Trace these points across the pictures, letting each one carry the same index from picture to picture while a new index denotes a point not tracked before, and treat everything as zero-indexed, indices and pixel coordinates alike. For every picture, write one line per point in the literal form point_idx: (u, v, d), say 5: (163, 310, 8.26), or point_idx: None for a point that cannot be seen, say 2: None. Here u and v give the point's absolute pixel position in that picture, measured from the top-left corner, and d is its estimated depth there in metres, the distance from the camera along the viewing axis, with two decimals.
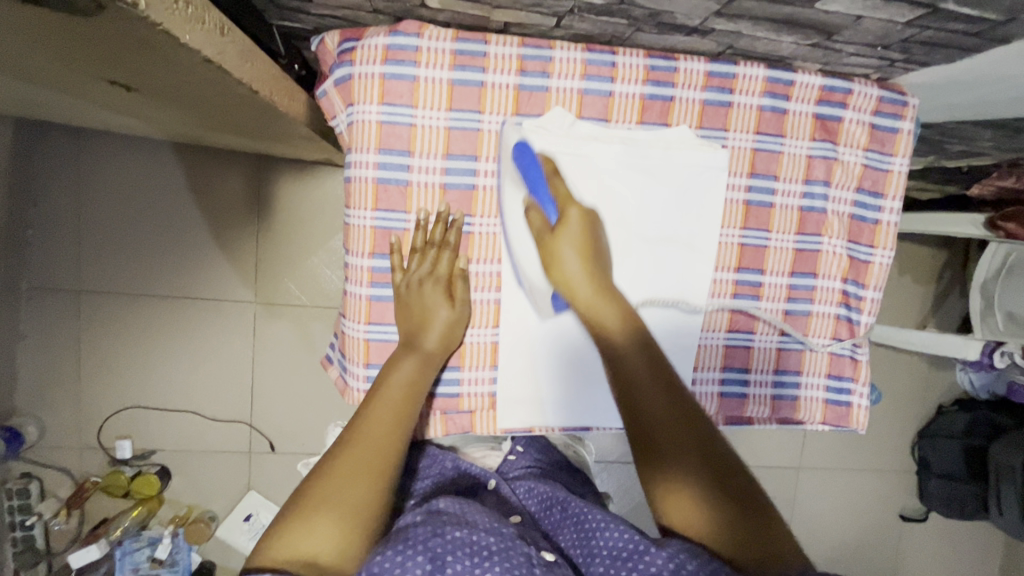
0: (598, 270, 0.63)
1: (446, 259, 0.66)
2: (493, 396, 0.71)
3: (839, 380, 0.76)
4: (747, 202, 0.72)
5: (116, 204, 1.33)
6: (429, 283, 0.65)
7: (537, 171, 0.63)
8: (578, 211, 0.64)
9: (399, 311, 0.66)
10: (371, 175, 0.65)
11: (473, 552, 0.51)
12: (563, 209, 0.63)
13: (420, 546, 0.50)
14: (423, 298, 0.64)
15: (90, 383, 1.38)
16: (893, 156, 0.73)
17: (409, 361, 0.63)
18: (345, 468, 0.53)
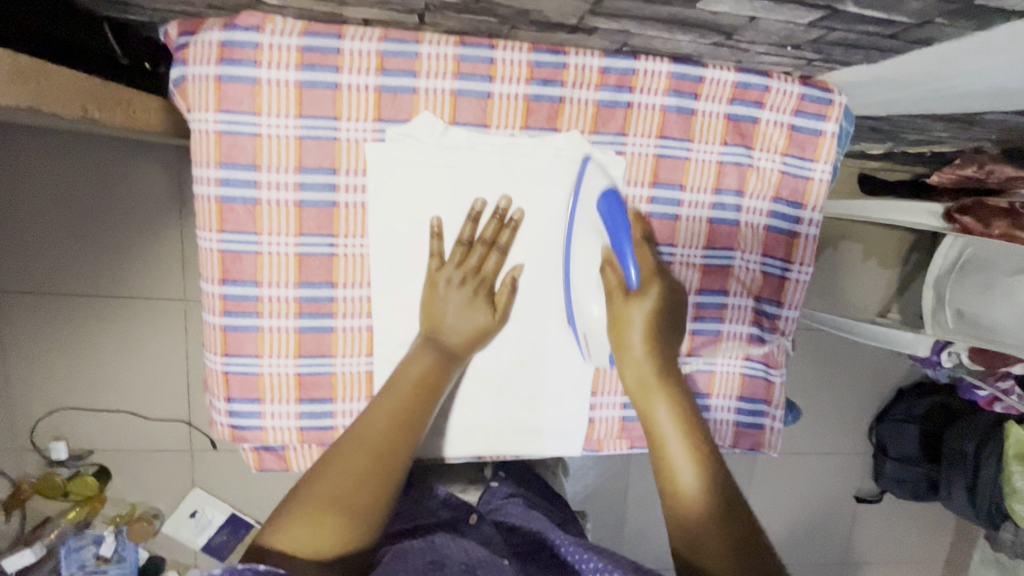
0: (663, 350, 0.60)
1: (494, 261, 0.61)
2: (302, 430, 0.64)
3: (751, 402, 0.71)
4: (648, 215, 0.65)
5: (25, 198, 1.24)
6: (458, 278, 0.61)
7: (621, 221, 0.58)
8: (658, 291, 0.59)
9: (422, 304, 0.61)
10: (213, 193, 0.57)
11: None
12: (646, 284, 0.58)
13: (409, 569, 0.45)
14: (456, 298, 0.60)
15: (18, 385, 1.32)
16: (815, 162, 0.65)
17: (426, 357, 0.58)
18: (347, 464, 0.49)
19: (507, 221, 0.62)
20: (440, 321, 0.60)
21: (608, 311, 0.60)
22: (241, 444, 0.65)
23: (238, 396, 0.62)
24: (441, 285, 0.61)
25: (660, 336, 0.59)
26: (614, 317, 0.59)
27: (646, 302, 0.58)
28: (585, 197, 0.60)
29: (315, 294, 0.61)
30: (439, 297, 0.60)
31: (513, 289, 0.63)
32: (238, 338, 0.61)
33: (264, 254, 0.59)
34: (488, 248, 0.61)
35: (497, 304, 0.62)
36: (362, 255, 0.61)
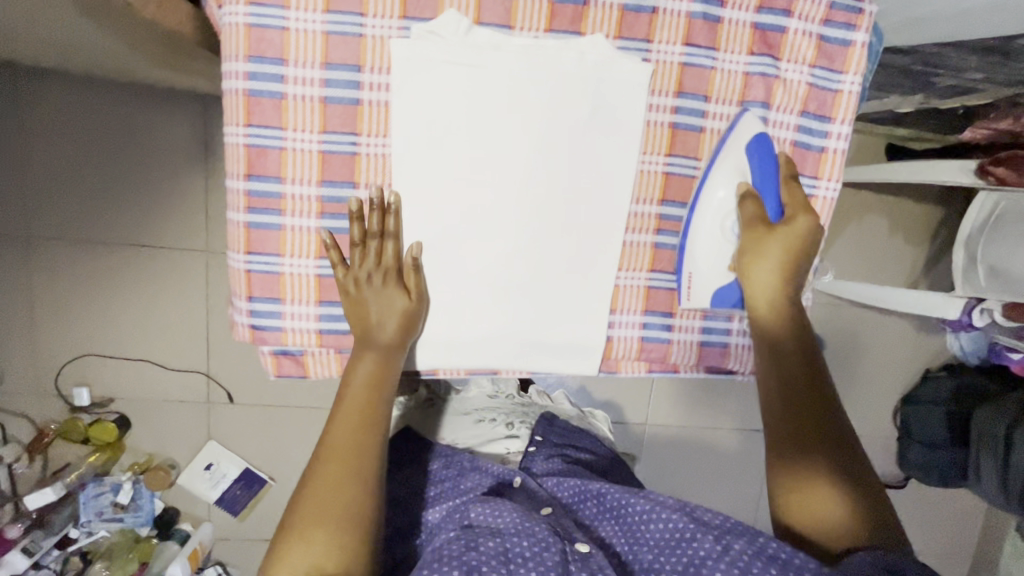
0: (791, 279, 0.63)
1: (391, 249, 0.62)
2: (320, 332, 0.64)
3: None
4: (673, 125, 0.64)
5: (58, 147, 1.28)
6: (378, 276, 0.61)
7: (770, 164, 0.63)
8: (806, 220, 0.62)
9: (350, 309, 0.62)
10: (241, 86, 0.58)
11: (504, 560, 0.58)
12: (794, 216, 0.62)
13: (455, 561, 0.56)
14: (377, 292, 0.61)
15: (45, 330, 1.36)
16: (844, 73, 0.63)
17: (367, 359, 0.62)
18: (326, 489, 0.56)
19: (387, 205, 0.61)
20: (366, 321, 0.61)
21: (747, 238, 0.62)
22: (260, 346, 0.65)
23: (259, 296, 0.63)
24: (354, 289, 0.61)
25: (793, 272, 0.63)
26: (754, 244, 0.62)
27: (791, 231, 0.62)
28: (733, 143, 0.63)
29: (337, 194, 0.61)
30: (357, 301, 0.61)
31: (421, 271, 0.63)
32: (262, 236, 0.61)
33: (288, 149, 0.60)
34: (381, 239, 0.61)
35: (411, 287, 0.63)
36: (384, 155, 0.61)
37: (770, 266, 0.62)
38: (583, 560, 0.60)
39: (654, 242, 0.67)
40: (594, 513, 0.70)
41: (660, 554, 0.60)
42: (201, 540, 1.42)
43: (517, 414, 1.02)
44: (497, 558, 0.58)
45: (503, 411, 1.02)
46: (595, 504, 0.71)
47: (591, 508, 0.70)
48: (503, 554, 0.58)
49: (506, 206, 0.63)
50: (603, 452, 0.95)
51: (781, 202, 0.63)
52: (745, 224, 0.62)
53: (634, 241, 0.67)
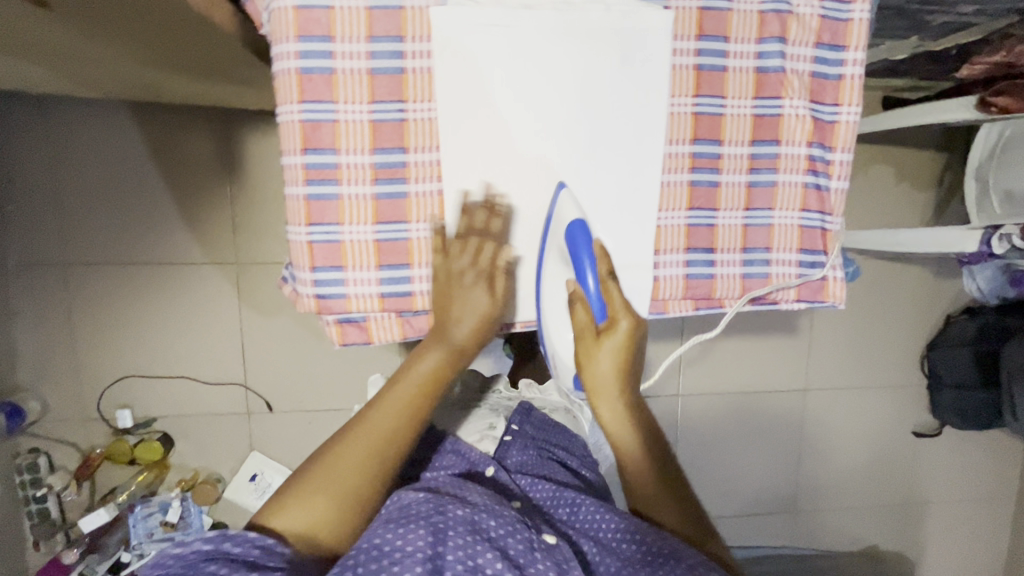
0: (627, 372, 0.71)
1: (490, 249, 0.67)
2: (382, 296, 0.68)
3: (811, 254, 0.73)
4: (697, 66, 0.67)
5: (88, 175, 1.32)
6: (472, 274, 0.67)
7: (588, 256, 0.65)
8: (628, 324, 0.68)
9: (438, 297, 0.67)
10: (293, 65, 0.61)
11: (474, 530, 0.61)
12: (615, 320, 0.68)
13: (424, 521, 0.60)
14: (466, 292, 0.67)
15: (86, 355, 1.38)
16: (852, 3, 0.67)
17: (434, 353, 0.69)
18: (354, 468, 0.64)
19: (494, 207, 0.68)
20: (446, 309, 0.67)
21: (579, 342, 0.70)
22: (325, 316, 0.68)
23: (323, 265, 0.66)
24: (447, 277, 0.67)
25: (628, 366, 0.71)
26: (583, 351, 0.70)
27: (613, 341, 0.69)
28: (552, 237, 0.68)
29: (389, 160, 0.65)
30: (445, 289, 0.67)
31: (509, 278, 0.69)
32: (321, 206, 0.64)
33: (341, 121, 0.63)
34: (482, 238, 0.67)
35: (496, 294, 0.69)
36: (431, 119, 0.64)
37: (605, 364, 0.70)
38: (551, 550, 0.63)
39: (690, 180, 0.70)
40: (564, 514, 0.76)
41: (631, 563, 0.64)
42: None
43: (501, 407, 1.05)
44: (466, 526, 0.61)
45: (487, 403, 1.06)
46: (567, 512, 0.76)
47: (562, 511, 0.76)
48: (472, 524, 0.62)
49: (549, 158, 0.67)
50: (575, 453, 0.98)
51: (605, 306, 0.68)
52: (577, 333, 0.70)
53: (672, 181, 0.70)
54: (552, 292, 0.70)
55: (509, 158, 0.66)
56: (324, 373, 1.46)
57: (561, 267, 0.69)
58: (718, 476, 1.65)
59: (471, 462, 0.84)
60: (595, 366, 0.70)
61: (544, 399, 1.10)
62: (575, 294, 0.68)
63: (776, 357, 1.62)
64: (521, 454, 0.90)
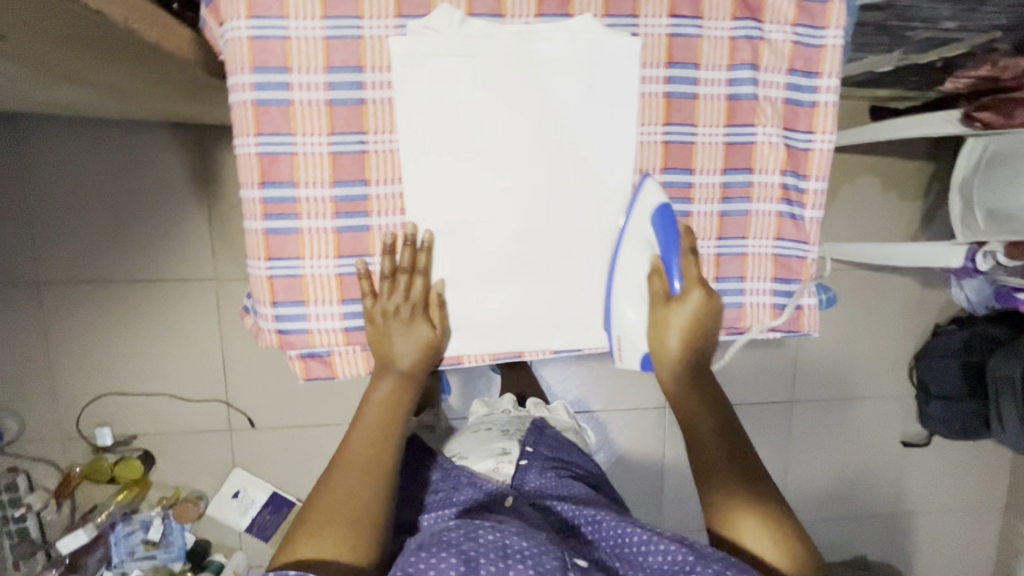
0: (696, 345, 0.69)
1: (419, 284, 0.65)
2: (346, 331, 0.66)
3: (786, 283, 0.71)
4: (666, 94, 0.66)
5: (63, 192, 1.30)
6: (407, 310, 0.65)
7: (673, 233, 0.66)
8: (700, 293, 0.67)
9: (372, 334, 0.66)
10: (249, 98, 0.60)
11: (503, 554, 0.59)
12: (688, 289, 0.67)
13: (454, 549, 0.58)
14: (405, 327, 0.65)
15: (64, 373, 1.36)
16: (826, 28, 0.66)
17: (387, 382, 0.69)
18: (341, 495, 0.63)
19: (420, 244, 0.64)
20: (387, 351, 0.66)
21: (651, 314, 0.68)
22: (287, 350, 0.66)
23: (283, 300, 0.64)
24: (380, 319, 0.65)
25: (698, 334, 0.68)
26: (655, 321, 0.68)
27: (685, 308, 0.67)
28: (637, 215, 0.66)
29: (350, 193, 0.63)
30: (382, 331, 0.65)
31: (447, 303, 0.67)
32: (280, 241, 0.63)
33: (299, 154, 0.61)
34: (411, 274, 0.64)
35: (434, 320, 0.67)
36: (393, 151, 0.63)
37: (674, 339, 0.68)
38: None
39: None
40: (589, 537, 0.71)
41: None
42: (236, 569, 1.44)
43: (513, 425, 1.07)
44: (497, 552, 0.59)
45: (499, 423, 1.07)
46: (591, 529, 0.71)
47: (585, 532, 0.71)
48: (502, 548, 0.59)
49: (515, 189, 0.65)
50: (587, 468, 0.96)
51: (682, 274, 0.67)
52: (650, 301, 0.68)
53: None
54: (631, 273, 0.67)
55: (474, 189, 0.64)
56: (307, 390, 1.44)
57: (636, 246, 0.66)
58: None
59: (486, 493, 0.78)
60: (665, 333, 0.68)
61: (555, 418, 1.16)
62: (654, 265, 0.67)
63: (763, 369, 1.61)
64: (538, 478, 0.87)
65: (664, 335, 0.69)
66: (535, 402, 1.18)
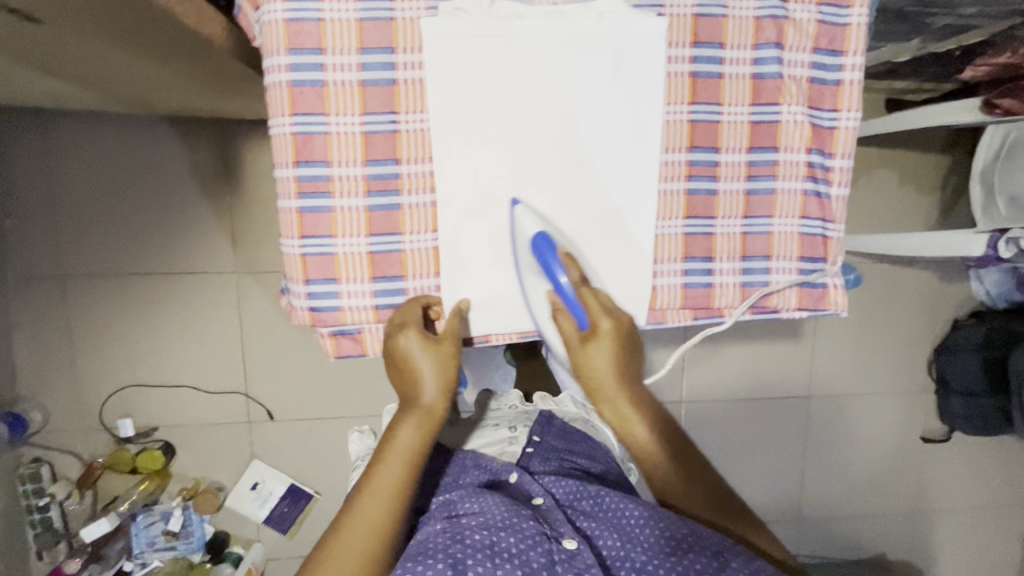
0: (625, 370, 0.70)
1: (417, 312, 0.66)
2: (376, 308, 0.67)
3: (812, 262, 0.72)
4: (692, 74, 0.67)
5: (89, 186, 1.33)
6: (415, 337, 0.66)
7: (553, 259, 0.64)
8: (611, 325, 0.67)
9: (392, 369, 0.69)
10: (284, 79, 0.61)
11: (491, 554, 0.62)
12: (596, 322, 0.66)
13: (440, 555, 0.61)
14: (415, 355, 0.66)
15: (88, 365, 1.38)
16: (850, 7, 0.66)
17: (410, 423, 0.70)
18: (360, 535, 0.66)
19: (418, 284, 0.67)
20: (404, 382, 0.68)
21: (571, 353, 0.69)
22: (319, 329, 0.68)
23: (316, 278, 0.65)
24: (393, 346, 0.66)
25: (622, 365, 0.69)
26: (579, 360, 0.69)
27: (597, 343, 0.67)
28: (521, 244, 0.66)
29: (381, 171, 0.64)
30: (398, 364, 0.68)
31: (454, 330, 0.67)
32: (314, 219, 0.64)
33: (333, 133, 0.63)
34: (411, 304, 0.66)
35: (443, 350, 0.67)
36: (424, 130, 0.64)
37: (601, 369, 0.69)
38: (571, 559, 0.63)
39: (687, 189, 0.69)
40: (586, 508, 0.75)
41: (655, 557, 0.64)
42: (254, 561, 1.45)
43: (520, 420, 1.06)
44: (484, 552, 0.62)
45: (504, 418, 1.07)
46: (590, 505, 0.75)
47: (585, 505, 0.75)
48: (491, 547, 0.62)
49: (543, 167, 0.66)
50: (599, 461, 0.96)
51: (585, 310, 0.67)
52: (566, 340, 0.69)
53: (669, 190, 0.69)
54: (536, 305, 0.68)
55: (503, 167, 0.65)
56: (324, 382, 1.45)
57: (534, 277, 0.67)
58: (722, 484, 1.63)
59: (493, 473, 0.86)
60: (592, 368, 0.69)
61: (561, 410, 1.08)
62: (556, 303, 0.67)
63: (781, 363, 1.60)
64: (542, 465, 0.92)
65: (586, 369, 0.69)
66: (543, 392, 1.12)
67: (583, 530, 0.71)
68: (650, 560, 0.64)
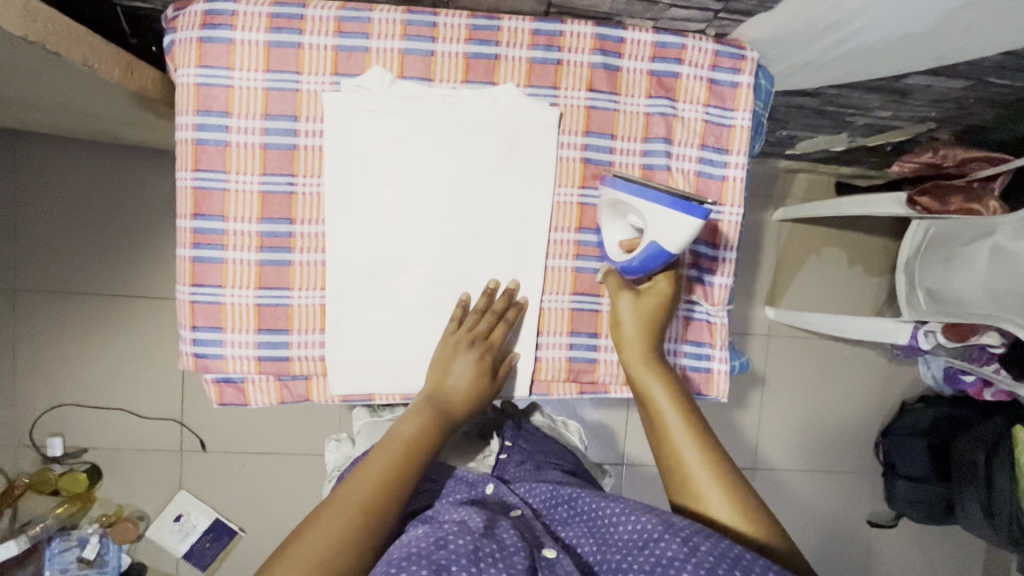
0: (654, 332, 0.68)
1: (500, 330, 0.69)
2: (259, 359, 0.68)
3: (697, 346, 0.74)
4: (583, 159, 0.70)
5: (50, 205, 1.36)
6: (472, 344, 0.68)
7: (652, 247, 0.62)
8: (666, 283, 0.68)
9: (432, 368, 0.68)
10: (191, 136, 0.65)
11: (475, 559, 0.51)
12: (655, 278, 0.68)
13: (423, 560, 0.50)
14: (461, 362, 0.67)
15: (24, 382, 1.39)
16: (735, 111, 0.71)
17: (418, 421, 0.63)
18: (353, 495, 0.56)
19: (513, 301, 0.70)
20: (443, 383, 0.67)
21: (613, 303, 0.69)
22: (204, 375, 0.69)
23: (202, 325, 0.67)
24: (450, 347, 0.68)
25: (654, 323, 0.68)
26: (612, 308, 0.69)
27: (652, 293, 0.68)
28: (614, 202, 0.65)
29: (275, 230, 0.67)
30: (447, 359, 0.67)
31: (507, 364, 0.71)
32: (205, 269, 0.67)
33: (231, 190, 0.66)
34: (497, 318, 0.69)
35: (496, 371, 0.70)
36: (318, 194, 0.67)
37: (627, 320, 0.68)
38: (550, 566, 0.53)
39: (574, 267, 0.72)
40: (564, 517, 0.63)
41: (629, 554, 0.53)
42: None
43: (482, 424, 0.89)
44: (469, 556, 0.51)
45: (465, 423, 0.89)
46: (568, 512, 0.63)
47: (563, 512, 0.63)
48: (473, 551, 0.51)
49: (433, 235, 0.69)
50: (567, 459, 0.82)
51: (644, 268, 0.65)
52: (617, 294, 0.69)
53: (556, 266, 0.71)
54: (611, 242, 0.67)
55: (393, 232, 0.68)
56: (259, 417, 1.44)
57: (618, 224, 0.66)
58: None
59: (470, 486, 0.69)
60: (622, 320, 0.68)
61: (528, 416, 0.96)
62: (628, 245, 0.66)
63: (726, 434, 1.58)
64: (517, 471, 0.74)
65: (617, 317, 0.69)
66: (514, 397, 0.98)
67: (561, 539, 0.60)
68: (622, 561, 0.53)
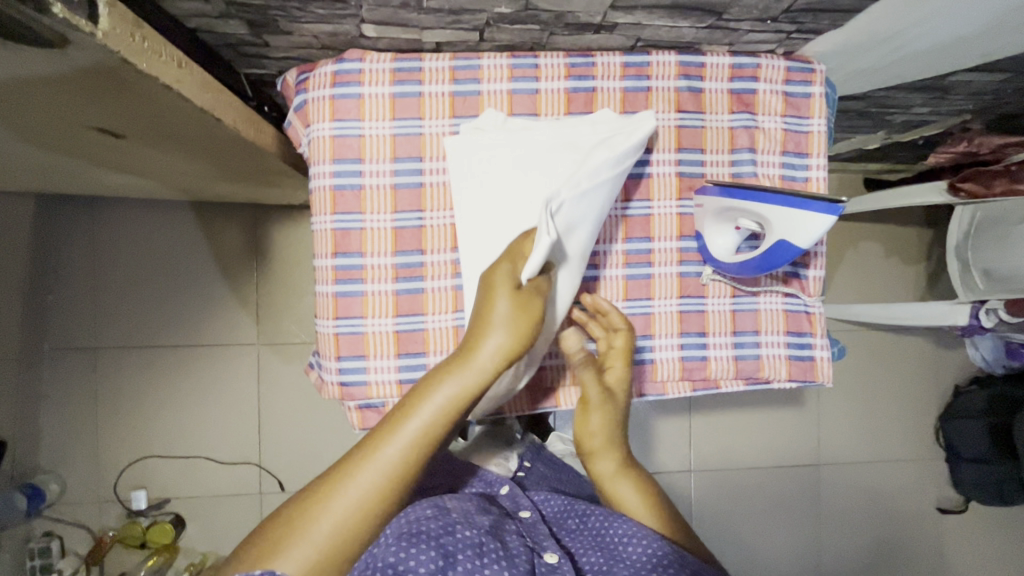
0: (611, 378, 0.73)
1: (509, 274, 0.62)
2: (400, 382, 0.73)
3: (799, 336, 0.79)
4: (678, 173, 0.77)
5: (128, 264, 1.43)
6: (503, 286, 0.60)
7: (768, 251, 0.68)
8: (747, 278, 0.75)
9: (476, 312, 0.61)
10: (328, 183, 0.72)
11: (480, 552, 0.55)
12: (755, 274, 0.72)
13: (434, 542, 0.55)
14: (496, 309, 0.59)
15: (108, 437, 1.43)
16: (810, 118, 0.78)
17: (448, 387, 0.57)
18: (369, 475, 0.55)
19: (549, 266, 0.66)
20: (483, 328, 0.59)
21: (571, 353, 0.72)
22: (347, 402, 0.74)
23: (346, 354, 0.72)
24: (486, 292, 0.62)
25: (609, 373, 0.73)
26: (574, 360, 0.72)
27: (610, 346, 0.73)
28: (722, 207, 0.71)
29: (409, 260, 0.73)
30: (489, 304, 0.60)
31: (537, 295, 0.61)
32: (347, 302, 0.72)
33: (367, 229, 0.72)
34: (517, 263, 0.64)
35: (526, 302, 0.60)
36: (446, 226, 0.73)
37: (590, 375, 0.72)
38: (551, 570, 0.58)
39: (679, 272, 0.77)
40: (572, 527, 0.68)
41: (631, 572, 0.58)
42: None
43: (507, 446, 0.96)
44: (475, 548, 0.56)
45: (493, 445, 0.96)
46: (576, 523, 0.69)
47: (572, 523, 0.69)
48: (480, 546, 0.56)
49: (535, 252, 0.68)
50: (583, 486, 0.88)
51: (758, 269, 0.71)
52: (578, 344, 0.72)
53: (663, 272, 0.77)
54: (719, 244, 0.73)
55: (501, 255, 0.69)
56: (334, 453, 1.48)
57: (724, 227, 0.72)
58: (737, 557, 1.59)
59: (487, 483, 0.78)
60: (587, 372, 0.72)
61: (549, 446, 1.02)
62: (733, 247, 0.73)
63: (785, 430, 1.61)
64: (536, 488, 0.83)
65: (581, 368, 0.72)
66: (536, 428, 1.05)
67: (567, 548, 0.65)
68: None
